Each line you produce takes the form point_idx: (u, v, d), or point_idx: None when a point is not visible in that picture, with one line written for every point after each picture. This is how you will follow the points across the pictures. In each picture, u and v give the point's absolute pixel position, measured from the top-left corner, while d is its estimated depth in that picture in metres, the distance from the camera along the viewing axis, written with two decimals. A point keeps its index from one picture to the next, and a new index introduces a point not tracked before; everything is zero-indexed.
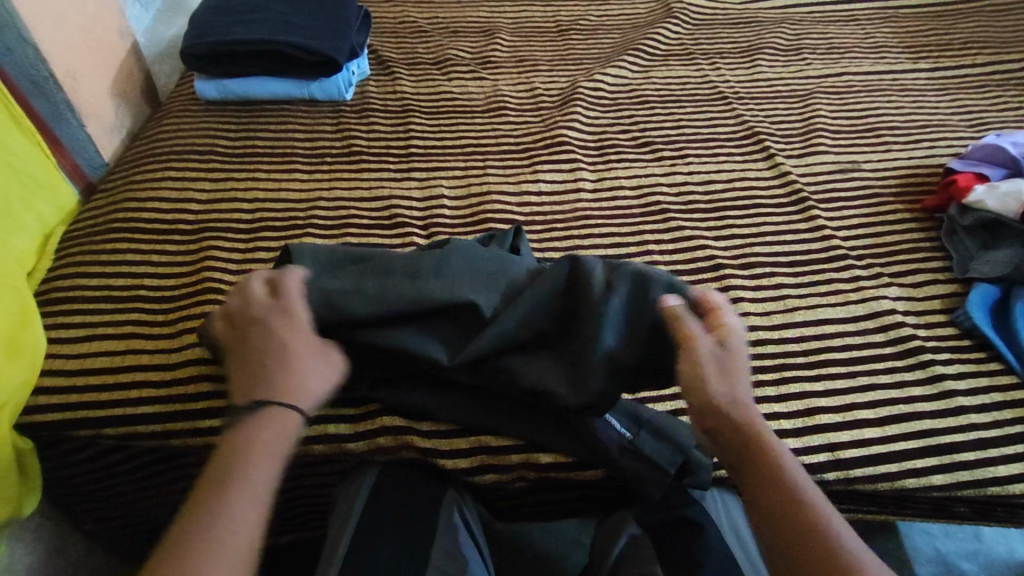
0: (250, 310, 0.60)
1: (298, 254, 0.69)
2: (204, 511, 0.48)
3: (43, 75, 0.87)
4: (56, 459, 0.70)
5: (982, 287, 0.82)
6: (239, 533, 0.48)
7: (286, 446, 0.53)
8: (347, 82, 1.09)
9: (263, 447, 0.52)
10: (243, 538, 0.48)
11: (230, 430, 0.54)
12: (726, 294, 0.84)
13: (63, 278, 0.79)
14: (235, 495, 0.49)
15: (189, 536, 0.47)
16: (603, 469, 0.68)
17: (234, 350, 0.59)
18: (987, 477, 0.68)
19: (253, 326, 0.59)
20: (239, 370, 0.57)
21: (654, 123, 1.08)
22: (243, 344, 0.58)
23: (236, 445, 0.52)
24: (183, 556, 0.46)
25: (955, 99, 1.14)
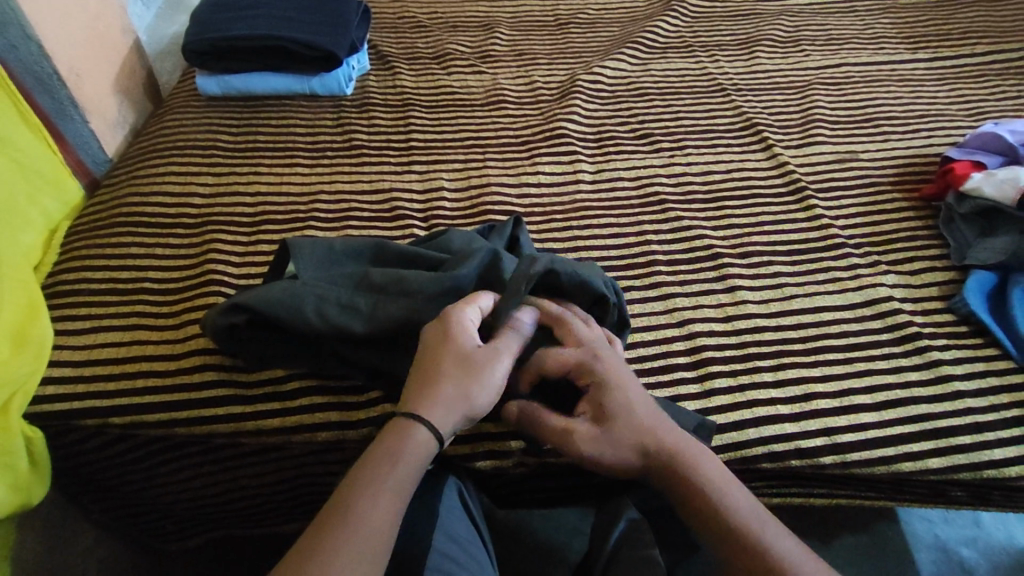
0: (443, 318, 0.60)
1: (297, 248, 0.70)
2: (335, 511, 0.51)
3: (47, 72, 0.88)
4: (64, 449, 0.71)
5: (979, 273, 0.82)
6: (360, 539, 0.50)
7: (422, 464, 0.54)
8: (347, 77, 1.10)
9: (402, 461, 0.54)
10: (362, 544, 0.50)
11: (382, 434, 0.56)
12: (724, 283, 0.84)
13: (69, 271, 0.81)
14: (360, 500, 0.52)
15: (316, 536, 0.50)
16: None
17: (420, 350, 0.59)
18: (983, 460, 0.69)
19: (435, 335, 0.59)
20: (413, 373, 0.58)
21: (653, 114, 1.09)
22: (424, 349, 0.59)
23: (377, 453, 0.55)
24: (311, 554, 0.49)
25: (954, 88, 1.15)
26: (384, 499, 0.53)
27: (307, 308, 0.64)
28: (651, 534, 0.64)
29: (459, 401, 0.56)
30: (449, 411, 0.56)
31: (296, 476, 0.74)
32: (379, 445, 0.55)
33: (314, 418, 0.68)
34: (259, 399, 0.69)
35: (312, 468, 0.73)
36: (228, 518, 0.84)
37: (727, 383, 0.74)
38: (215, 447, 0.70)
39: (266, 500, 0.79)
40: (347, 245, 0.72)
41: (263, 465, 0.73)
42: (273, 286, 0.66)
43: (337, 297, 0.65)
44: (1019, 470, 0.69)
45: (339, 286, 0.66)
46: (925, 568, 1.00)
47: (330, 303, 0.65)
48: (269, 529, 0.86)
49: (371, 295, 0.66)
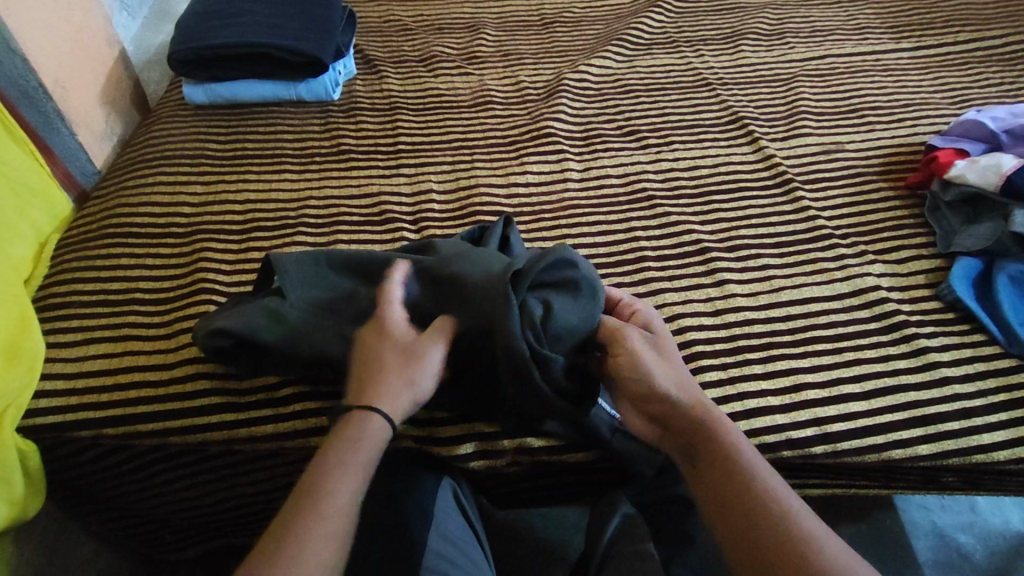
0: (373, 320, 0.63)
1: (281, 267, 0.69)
2: (306, 494, 0.52)
3: (33, 86, 0.88)
4: (57, 461, 0.71)
5: (964, 260, 0.83)
6: (336, 513, 0.51)
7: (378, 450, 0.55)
8: (333, 81, 1.10)
9: (364, 446, 0.55)
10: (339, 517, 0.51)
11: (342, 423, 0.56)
12: (713, 277, 0.85)
13: (59, 284, 0.81)
14: (332, 481, 0.53)
15: (292, 518, 0.50)
16: (592, 451, 0.68)
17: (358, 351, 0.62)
18: (972, 445, 0.70)
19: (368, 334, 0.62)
20: (361, 371, 0.59)
21: (639, 111, 1.10)
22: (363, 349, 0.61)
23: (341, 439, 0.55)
24: (288, 535, 0.49)
25: (938, 77, 1.15)
26: (349, 492, 0.53)
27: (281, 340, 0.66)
28: (646, 528, 0.65)
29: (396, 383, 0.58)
30: (391, 395, 0.57)
31: (292, 481, 0.75)
32: (339, 436, 0.55)
33: (308, 423, 0.68)
34: (252, 406, 0.69)
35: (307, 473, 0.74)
36: (227, 527, 0.84)
37: (718, 375, 0.74)
38: (209, 455, 0.70)
39: (264, 508, 0.79)
40: (331, 258, 0.71)
41: (259, 473, 0.73)
42: (253, 309, 0.67)
43: (314, 324, 0.67)
44: (1007, 454, 0.70)
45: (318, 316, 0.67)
46: (923, 555, 1.00)
47: (302, 338, 0.66)
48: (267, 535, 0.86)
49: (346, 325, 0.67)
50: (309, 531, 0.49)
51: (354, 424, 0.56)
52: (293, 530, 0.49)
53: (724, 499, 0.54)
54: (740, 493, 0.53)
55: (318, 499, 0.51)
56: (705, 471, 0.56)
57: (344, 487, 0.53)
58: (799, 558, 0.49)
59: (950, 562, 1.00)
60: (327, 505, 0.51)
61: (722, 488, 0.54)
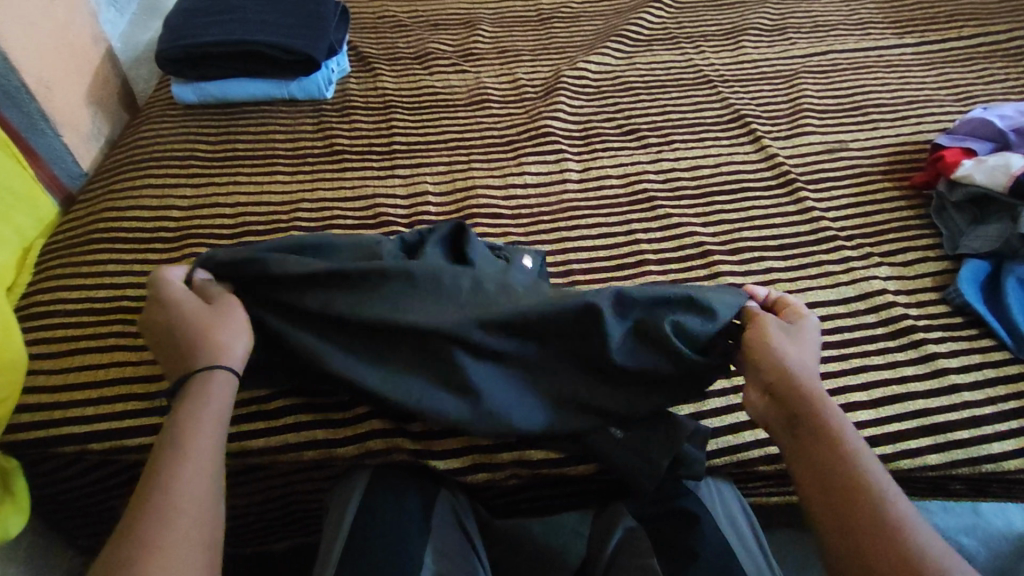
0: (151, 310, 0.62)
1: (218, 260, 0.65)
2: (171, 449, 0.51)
3: (15, 86, 0.85)
4: (41, 476, 0.69)
5: (972, 263, 0.81)
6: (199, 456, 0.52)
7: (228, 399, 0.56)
8: (326, 80, 1.07)
9: (213, 399, 0.55)
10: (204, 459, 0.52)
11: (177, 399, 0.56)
12: (716, 281, 0.83)
13: (44, 291, 0.78)
14: (192, 430, 0.53)
15: (159, 474, 0.50)
16: (595, 463, 0.67)
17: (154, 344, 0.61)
18: (982, 454, 0.68)
19: (155, 321, 0.61)
20: (171, 356, 0.59)
21: (639, 109, 1.07)
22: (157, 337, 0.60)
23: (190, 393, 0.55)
24: (157, 491, 0.49)
25: (942, 73, 1.13)
26: (207, 435, 0.53)
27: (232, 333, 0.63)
28: (649, 541, 0.62)
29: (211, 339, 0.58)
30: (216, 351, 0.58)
31: (285, 494, 0.73)
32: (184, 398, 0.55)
33: (302, 436, 0.66)
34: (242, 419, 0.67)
35: (302, 486, 0.72)
36: None
37: (722, 385, 0.73)
38: None
39: (256, 521, 0.77)
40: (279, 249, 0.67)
41: (251, 485, 0.71)
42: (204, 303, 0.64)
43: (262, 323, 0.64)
44: (1018, 463, 0.68)
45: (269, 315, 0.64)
46: None
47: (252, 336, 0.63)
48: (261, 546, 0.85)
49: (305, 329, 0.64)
50: (170, 480, 0.49)
51: (189, 391, 0.55)
52: (155, 474, 0.49)
53: (822, 483, 0.53)
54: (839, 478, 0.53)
55: (177, 446, 0.52)
56: (809, 451, 0.55)
57: (201, 434, 0.53)
58: (897, 551, 0.48)
59: None
60: (187, 450, 0.52)
61: (822, 472, 0.54)
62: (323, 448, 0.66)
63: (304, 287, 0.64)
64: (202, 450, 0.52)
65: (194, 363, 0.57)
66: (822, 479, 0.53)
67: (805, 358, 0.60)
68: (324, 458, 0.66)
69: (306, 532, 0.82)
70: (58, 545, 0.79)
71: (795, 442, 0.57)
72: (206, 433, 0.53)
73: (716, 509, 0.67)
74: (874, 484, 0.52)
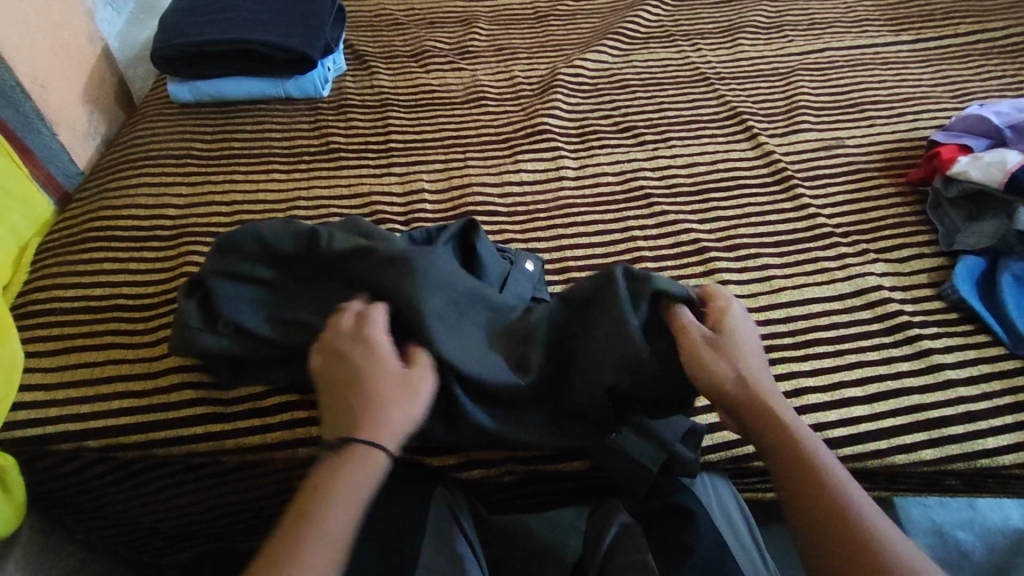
0: (332, 344, 0.59)
1: (241, 235, 0.69)
2: (306, 519, 0.50)
3: (10, 85, 0.85)
4: (38, 474, 0.69)
5: (967, 259, 0.82)
6: (333, 535, 0.50)
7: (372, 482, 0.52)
8: (322, 78, 1.07)
9: (352, 479, 0.52)
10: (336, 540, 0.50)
11: (322, 464, 0.53)
12: (712, 277, 0.83)
13: (40, 290, 0.78)
14: (330, 505, 0.51)
15: (288, 542, 0.49)
16: (589, 460, 0.68)
17: (325, 383, 0.58)
18: (976, 449, 0.68)
19: (337, 360, 0.58)
20: (336, 404, 0.56)
21: (635, 106, 1.07)
22: (331, 378, 0.57)
23: (337, 466, 0.53)
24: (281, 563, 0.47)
25: (939, 70, 1.13)
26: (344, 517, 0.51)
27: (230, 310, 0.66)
28: (644, 538, 0.62)
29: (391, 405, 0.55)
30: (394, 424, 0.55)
31: (282, 491, 0.73)
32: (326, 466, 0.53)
33: (297, 433, 0.66)
34: (238, 416, 0.67)
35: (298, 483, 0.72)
36: (216, 534, 0.82)
37: None
38: (196, 466, 0.69)
39: (254, 517, 0.77)
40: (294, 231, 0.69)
41: (247, 482, 0.71)
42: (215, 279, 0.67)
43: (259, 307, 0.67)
44: (1012, 458, 0.68)
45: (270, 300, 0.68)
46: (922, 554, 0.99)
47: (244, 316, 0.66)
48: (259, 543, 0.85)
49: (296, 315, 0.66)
50: (299, 555, 0.48)
51: (348, 463, 0.52)
52: (287, 552, 0.48)
53: (801, 500, 0.53)
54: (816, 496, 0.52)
55: (311, 521, 0.50)
56: (777, 464, 0.55)
57: (337, 511, 0.51)
58: (884, 563, 0.48)
59: (951, 561, 0.99)
60: (321, 526, 0.50)
61: (799, 488, 0.53)
62: (318, 445, 0.66)
63: (317, 270, 0.68)
64: (333, 533, 0.50)
65: (357, 432, 0.54)
66: (798, 496, 0.53)
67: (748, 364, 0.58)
68: (320, 455, 0.66)
69: None
70: (55, 542, 0.79)
71: (765, 460, 0.56)
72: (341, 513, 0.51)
73: (712, 507, 0.67)
74: (847, 494, 0.52)
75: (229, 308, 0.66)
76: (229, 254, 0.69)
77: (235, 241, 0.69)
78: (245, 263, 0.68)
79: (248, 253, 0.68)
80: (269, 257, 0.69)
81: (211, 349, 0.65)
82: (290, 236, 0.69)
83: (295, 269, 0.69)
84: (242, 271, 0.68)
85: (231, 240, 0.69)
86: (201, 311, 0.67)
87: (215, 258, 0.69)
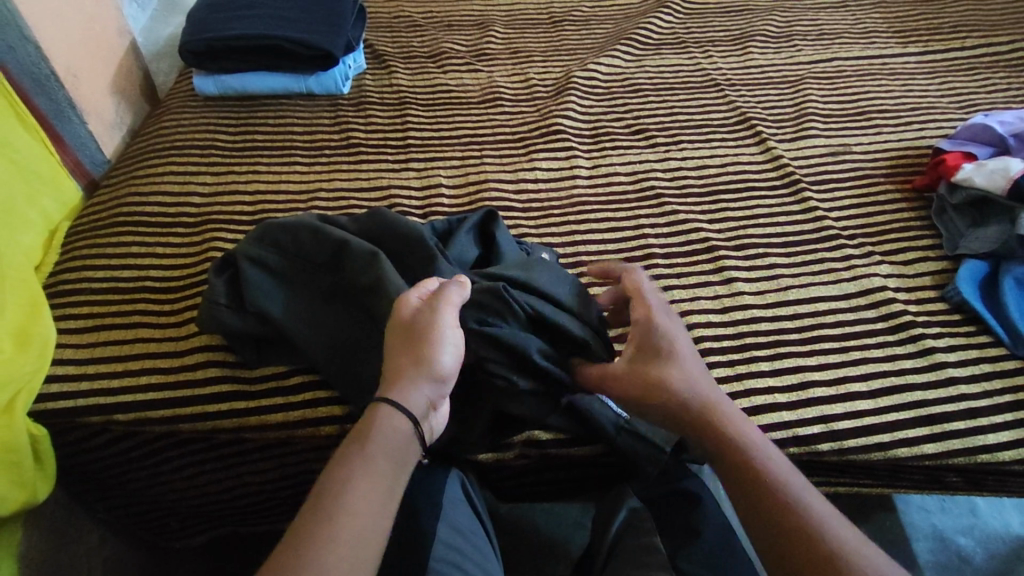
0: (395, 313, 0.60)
1: (280, 226, 0.73)
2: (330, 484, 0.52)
3: (45, 74, 0.88)
4: (66, 447, 0.71)
5: (971, 262, 0.83)
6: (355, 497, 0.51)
7: (394, 449, 0.54)
8: (343, 75, 1.10)
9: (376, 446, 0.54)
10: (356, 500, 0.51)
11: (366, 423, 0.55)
12: (721, 275, 0.85)
13: (70, 271, 0.81)
14: (352, 473, 0.52)
15: (315, 507, 0.50)
16: (598, 445, 0.70)
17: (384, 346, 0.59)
18: (977, 444, 0.70)
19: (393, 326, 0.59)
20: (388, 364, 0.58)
21: (647, 110, 1.10)
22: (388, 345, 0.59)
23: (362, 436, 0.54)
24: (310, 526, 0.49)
25: (944, 81, 1.16)
26: (369, 500, 0.51)
27: (248, 291, 0.69)
28: (652, 522, 0.64)
29: (421, 354, 0.56)
30: (412, 380, 0.56)
31: (299, 472, 0.75)
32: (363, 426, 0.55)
33: (317, 413, 0.68)
34: (262, 395, 0.69)
35: (315, 464, 0.74)
36: (232, 514, 0.84)
37: (725, 372, 0.75)
38: (218, 443, 0.71)
39: (271, 496, 0.80)
40: (325, 228, 0.72)
41: (267, 461, 0.73)
42: (245, 262, 0.70)
43: (279, 293, 0.70)
44: (1011, 454, 0.70)
45: (291, 288, 0.71)
46: (923, 557, 1.01)
47: (260, 296, 0.69)
48: (272, 525, 0.87)
49: (311, 306, 0.70)
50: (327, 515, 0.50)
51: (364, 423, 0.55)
52: (318, 512, 0.50)
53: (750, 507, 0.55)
54: (760, 491, 0.55)
55: (334, 487, 0.51)
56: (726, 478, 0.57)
57: (356, 476, 0.52)
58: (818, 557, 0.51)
59: (950, 564, 1.00)
60: (340, 494, 0.51)
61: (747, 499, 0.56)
62: (338, 425, 0.68)
63: (336, 268, 0.71)
64: (353, 495, 0.51)
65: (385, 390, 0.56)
66: (745, 489, 0.56)
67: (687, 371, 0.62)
68: (340, 434, 0.68)
69: None
70: (76, 517, 0.81)
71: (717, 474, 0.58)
72: (364, 492, 0.51)
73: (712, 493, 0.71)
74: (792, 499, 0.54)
75: (254, 292, 0.69)
76: (265, 243, 0.72)
77: (273, 232, 0.73)
78: (275, 253, 0.72)
79: (282, 243, 0.72)
80: (297, 252, 0.72)
81: (231, 325, 0.69)
82: (318, 237, 0.72)
83: (319, 263, 0.71)
84: (270, 259, 0.71)
85: (270, 230, 0.73)
86: (228, 288, 0.70)
87: (252, 244, 0.73)
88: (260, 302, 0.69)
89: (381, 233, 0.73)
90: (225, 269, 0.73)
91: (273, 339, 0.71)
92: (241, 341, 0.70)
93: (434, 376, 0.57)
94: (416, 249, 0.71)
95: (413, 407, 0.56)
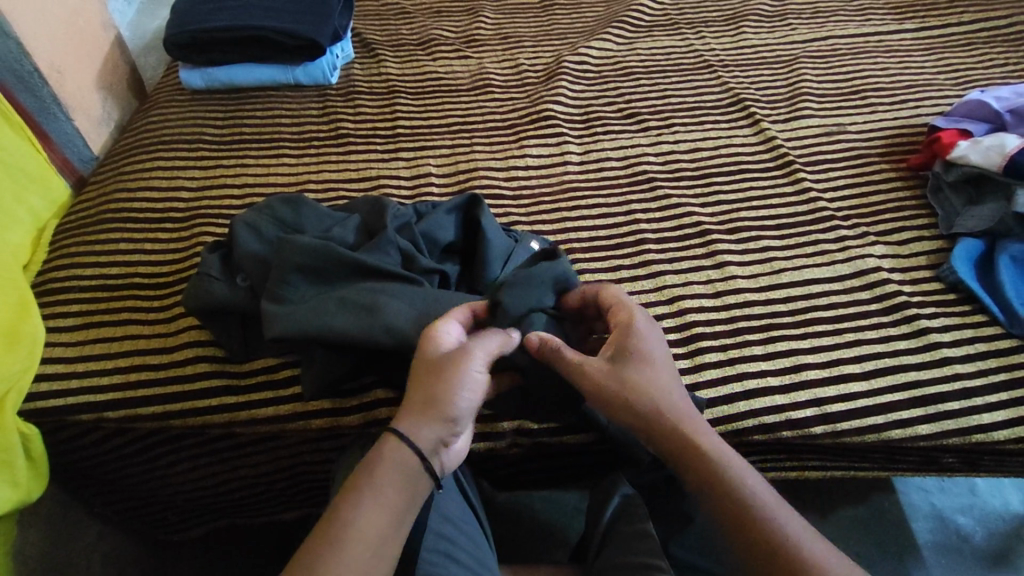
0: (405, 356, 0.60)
1: (287, 203, 0.75)
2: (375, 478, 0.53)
3: (28, 70, 0.87)
4: (59, 445, 0.71)
5: (966, 242, 0.83)
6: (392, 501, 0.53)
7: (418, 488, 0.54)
8: (331, 65, 1.09)
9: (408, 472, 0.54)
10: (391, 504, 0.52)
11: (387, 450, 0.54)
12: (714, 259, 0.85)
13: (58, 269, 0.81)
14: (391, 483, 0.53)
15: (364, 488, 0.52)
16: (592, 433, 0.69)
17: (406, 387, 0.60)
18: (972, 425, 0.70)
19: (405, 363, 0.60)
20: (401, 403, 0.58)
21: (639, 93, 1.09)
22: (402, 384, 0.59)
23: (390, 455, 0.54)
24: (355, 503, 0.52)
25: (941, 57, 1.14)
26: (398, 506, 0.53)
27: (241, 257, 0.69)
28: (644, 507, 0.65)
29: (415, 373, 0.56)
30: (410, 405, 0.55)
31: (294, 464, 0.75)
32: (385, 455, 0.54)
33: (308, 406, 0.68)
34: (251, 389, 0.69)
35: (310, 456, 0.74)
36: (229, 508, 0.85)
37: (718, 357, 0.74)
38: (211, 438, 0.71)
39: (267, 489, 0.80)
40: (327, 216, 0.75)
41: (261, 455, 0.73)
42: (242, 233, 0.71)
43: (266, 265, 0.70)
44: (1007, 434, 0.69)
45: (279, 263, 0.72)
46: (922, 538, 1.00)
47: (248, 264, 0.69)
48: (269, 517, 0.87)
49: None
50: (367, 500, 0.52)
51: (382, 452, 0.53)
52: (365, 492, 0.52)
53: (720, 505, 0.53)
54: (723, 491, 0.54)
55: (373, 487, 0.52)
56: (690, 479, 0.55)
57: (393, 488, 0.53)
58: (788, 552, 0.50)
59: (949, 544, 1.00)
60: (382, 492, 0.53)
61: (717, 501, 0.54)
62: (327, 418, 0.68)
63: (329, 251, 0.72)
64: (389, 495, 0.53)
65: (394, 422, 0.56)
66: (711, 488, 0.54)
67: (657, 381, 0.58)
68: (331, 427, 0.68)
69: (312, 503, 0.84)
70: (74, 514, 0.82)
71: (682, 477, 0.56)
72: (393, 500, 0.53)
73: None
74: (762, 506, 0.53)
75: (244, 262, 0.69)
76: (269, 218, 0.74)
77: (279, 209, 0.75)
78: (274, 229, 0.73)
79: (278, 220, 0.74)
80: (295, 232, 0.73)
81: (215, 297, 0.68)
82: (321, 223, 0.74)
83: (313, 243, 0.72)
84: (267, 233, 0.72)
85: (276, 206, 0.75)
86: (222, 262, 0.71)
87: (256, 215, 0.74)
88: (245, 269, 0.69)
89: (370, 216, 0.75)
90: (223, 244, 0.74)
91: (250, 317, 0.70)
92: (223, 321, 0.71)
93: (432, 394, 0.55)
94: (401, 231, 0.73)
95: (472, 394, 0.55)
